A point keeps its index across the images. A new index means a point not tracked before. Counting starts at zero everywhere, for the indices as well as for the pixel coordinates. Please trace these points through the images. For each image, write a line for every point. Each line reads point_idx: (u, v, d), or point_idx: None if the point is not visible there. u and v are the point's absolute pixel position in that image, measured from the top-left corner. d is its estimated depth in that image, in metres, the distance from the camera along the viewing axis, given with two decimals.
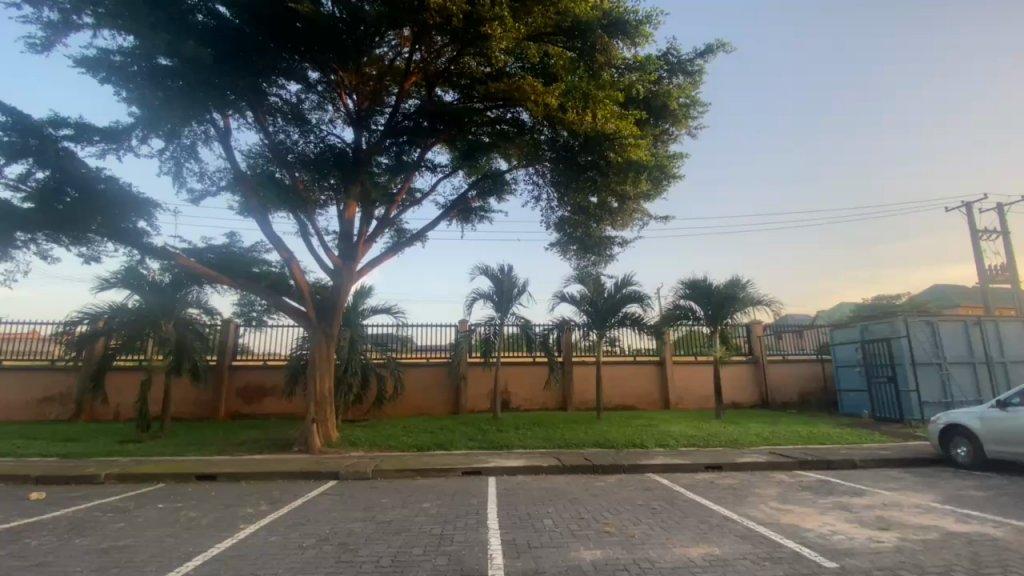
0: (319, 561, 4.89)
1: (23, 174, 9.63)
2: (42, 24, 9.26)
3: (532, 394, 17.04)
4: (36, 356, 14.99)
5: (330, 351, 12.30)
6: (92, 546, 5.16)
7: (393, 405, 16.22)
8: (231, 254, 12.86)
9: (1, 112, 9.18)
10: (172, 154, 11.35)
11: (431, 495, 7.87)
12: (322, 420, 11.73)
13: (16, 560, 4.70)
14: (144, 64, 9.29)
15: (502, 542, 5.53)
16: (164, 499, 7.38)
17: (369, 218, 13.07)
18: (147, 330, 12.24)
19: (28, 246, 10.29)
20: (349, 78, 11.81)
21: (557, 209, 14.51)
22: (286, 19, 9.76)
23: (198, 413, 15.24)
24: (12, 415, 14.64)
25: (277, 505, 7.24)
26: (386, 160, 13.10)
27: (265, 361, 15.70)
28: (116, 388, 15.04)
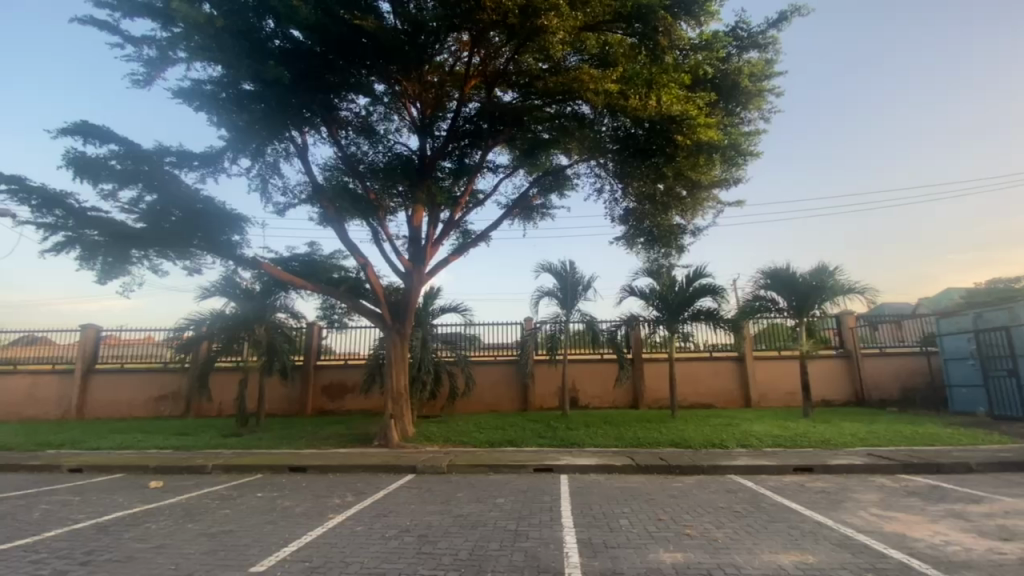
0: (401, 552, 5.10)
1: (135, 198, 10.80)
2: (144, 62, 10.37)
3: (602, 392, 16.78)
4: (151, 359, 16.89)
5: (404, 350, 12.82)
6: (203, 530, 5.73)
7: (464, 403, 16.62)
8: (313, 261, 13.77)
9: (117, 144, 10.39)
10: (259, 172, 12.32)
11: (504, 491, 7.97)
12: (399, 416, 12.24)
13: (141, 542, 5.32)
14: (231, 91, 10.12)
15: (578, 540, 5.49)
16: (262, 489, 8.04)
17: (436, 220, 13.48)
18: (242, 333, 13.40)
19: (142, 262, 11.55)
20: (412, 87, 12.22)
21: (623, 201, 14.14)
22: (352, 38, 10.22)
23: (288, 410, 16.45)
24: (134, 411, 16.60)
25: (361, 496, 7.65)
26: (449, 163, 13.26)
27: (346, 360, 16.70)
28: (218, 387, 16.62)
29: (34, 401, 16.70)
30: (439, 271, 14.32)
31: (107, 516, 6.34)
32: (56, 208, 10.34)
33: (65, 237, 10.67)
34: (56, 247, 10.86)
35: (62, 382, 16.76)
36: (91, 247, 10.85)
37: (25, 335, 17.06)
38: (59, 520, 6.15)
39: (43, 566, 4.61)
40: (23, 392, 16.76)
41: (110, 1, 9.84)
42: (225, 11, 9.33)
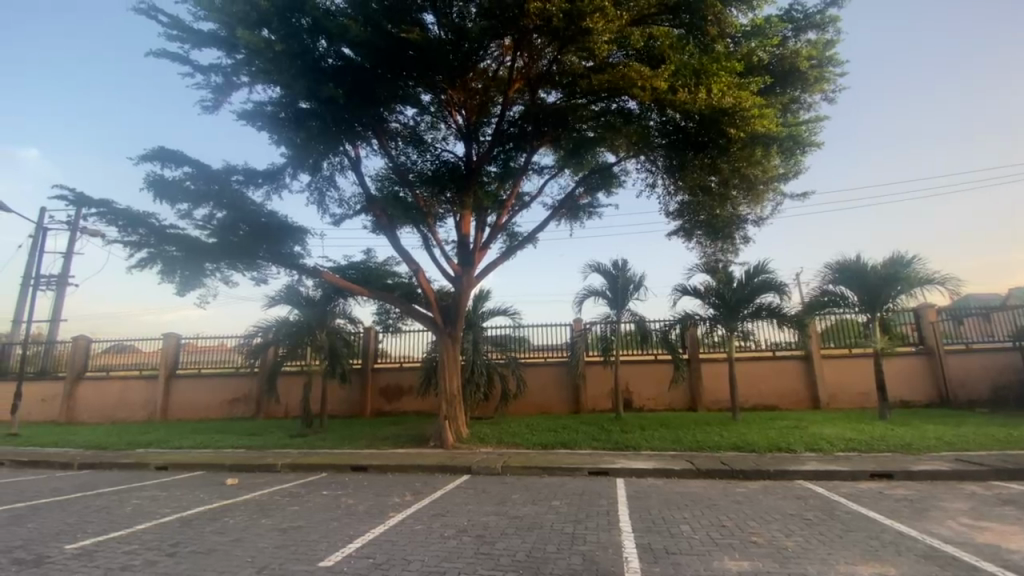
0: (460, 551, 5.20)
1: (208, 216, 11.61)
2: (212, 88, 11.15)
3: (657, 393, 16.36)
4: (224, 365, 18.13)
5: (456, 352, 13.06)
6: (275, 526, 6.08)
7: (516, 405, 16.69)
8: (368, 269, 14.28)
9: (191, 166, 11.25)
10: (316, 186, 12.95)
11: (560, 493, 7.93)
12: (453, 417, 12.44)
13: (221, 535, 5.71)
14: (289, 110, 10.66)
15: (637, 545, 5.38)
16: (327, 487, 8.43)
17: (484, 224, 13.66)
18: (305, 339, 14.09)
19: (215, 274, 12.40)
20: (458, 95, 12.44)
21: (675, 195, 13.76)
22: (399, 52, 10.52)
23: (349, 411, 17.14)
24: (210, 413, 17.84)
25: (419, 496, 7.84)
26: (495, 167, 13.51)
27: (402, 363, 17.22)
28: (285, 389, 17.59)
29: (125, 404, 18.30)
30: (489, 273, 14.52)
31: (190, 511, 6.85)
32: (140, 228, 11.26)
33: (147, 254, 11.57)
34: (141, 263, 11.83)
35: (148, 386, 18.29)
36: (170, 262, 11.74)
37: (116, 344, 18.75)
38: (149, 513, 6.71)
39: (137, 556, 5.04)
40: (116, 397, 18.41)
41: (181, 35, 10.66)
42: (283, 35, 9.87)
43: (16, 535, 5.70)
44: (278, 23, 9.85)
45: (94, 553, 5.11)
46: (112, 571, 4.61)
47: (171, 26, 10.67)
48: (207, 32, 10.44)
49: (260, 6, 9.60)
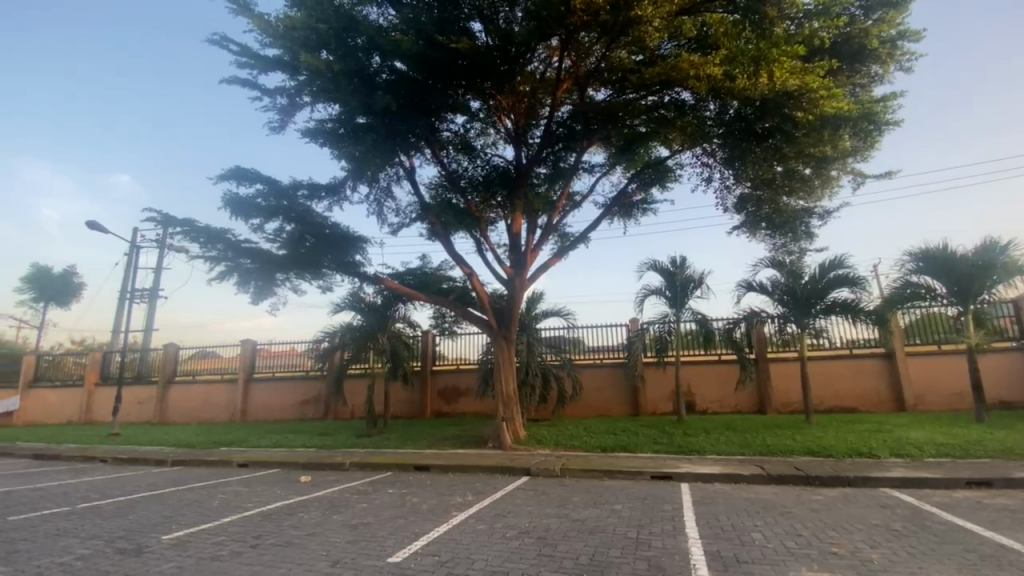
0: (523, 552, 5.24)
1: (278, 229, 12.38)
2: (279, 109, 11.89)
3: (721, 395, 15.72)
4: (295, 368, 19.26)
5: (511, 355, 13.15)
6: (346, 522, 6.38)
7: (573, 407, 16.57)
8: (425, 274, 14.68)
9: (263, 183, 12.05)
10: (375, 196, 13.51)
11: (621, 497, 7.80)
12: (510, 418, 12.56)
13: (297, 529, 6.07)
14: (348, 126, 11.16)
15: (706, 552, 5.20)
16: (392, 486, 8.75)
17: (536, 227, 13.70)
18: (368, 343, 14.69)
19: (285, 283, 13.20)
20: (506, 99, 12.54)
21: (734, 188, 13.17)
22: (450, 62, 10.76)
23: (410, 413, 17.68)
24: (284, 414, 19.00)
25: (480, 496, 7.97)
26: (544, 170, 13.63)
27: (459, 365, 17.56)
28: (351, 391, 18.44)
29: (210, 406, 19.84)
30: (542, 275, 14.54)
31: (269, 506, 7.33)
32: (219, 243, 12.15)
33: (225, 267, 12.43)
34: (220, 275, 12.77)
35: (229, 389, 19.74)
36: (246, 274, 12.58)
37: (200, 351, 20.36)
38: (233, 508, 7.23)
39: (224, 546, 5.45)
40: (202, 399, 19.99)
41: (250, 62, 11.44)
42: (340, 55, 10.36)
43: (122, 525, 6.31)
44: (335, 44, 10.33)
45: (187, 543, 5.58)
46: (203, 560, 5.01)
47: (241, 54, 11.48)
48: (273, 57, 11.14)
49: (318, 29, 10.13)
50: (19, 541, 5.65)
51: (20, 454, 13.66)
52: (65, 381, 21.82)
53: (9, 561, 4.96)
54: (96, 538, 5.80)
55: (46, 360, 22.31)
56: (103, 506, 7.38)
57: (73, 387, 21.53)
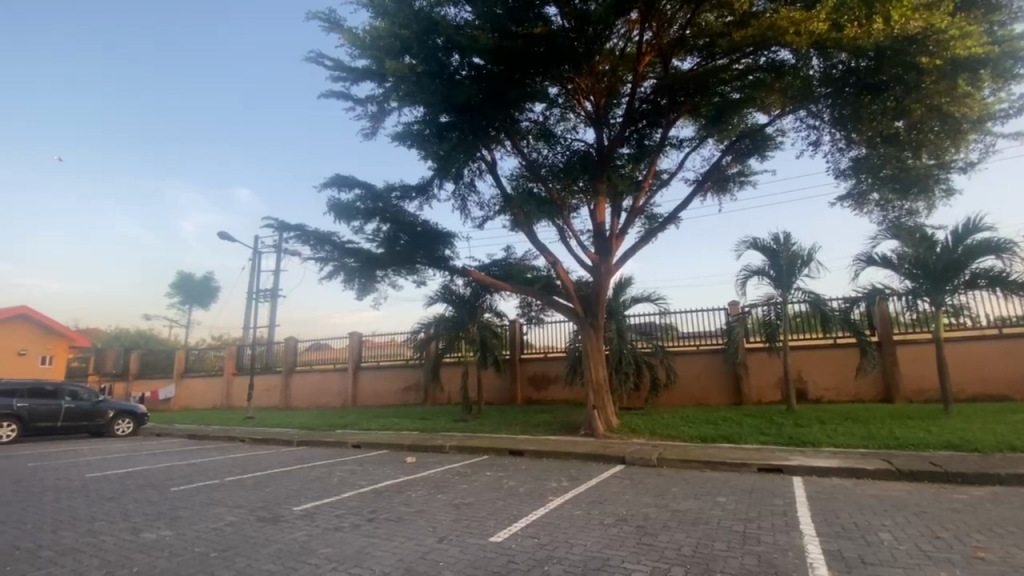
0: (622, 540, 5.21)
1: (375, 230, 13.24)
2: (370, 117, 12.67)
3: (837, 382, 14.33)
4: (396, 357, 20.67)
5: (600, 343, 12.99)
6: (450, 501, 6.76)
7: (668, 395, 16.01)
8: (509, 265, 14.85)
9: (361, 188, 12.95)
10: (459, 192, 13.94)
11: (726, 489, 7.43)
12: (602, 406, 12.47)
13: (406, 507, 6.55)
14: (431, 127, 11.56)
15: (825, 552, 4.81)
16: (490, 469, 9.11)
17: (620, 210, 13.34)
18: (460, 333, 15.28)
19: (384, 279, 14.13)
20: (585, 81, 12.25)
21: (846, 151, 11.82)
22: (527, 50, 10.71)
23: (503, 400, 18.19)
24: (388, 400, 20.47)
25: (575, 482, 8.01)
26: (628, 149, 13.38)
27: (547, 353, 17.70)
28: (447, 378, 19.40)
29: (325, 393, 21.93)
30: (629, 259, 14.14)
31: (380, 484, 7.98)
32: (326, 245, 13.24)
33: (332, 267, 13.55)
34: (329, 274, 13.94)
35: (340, 378, 21.65)
36: (349, 272, 13.61)
37: (315, 343, 22.52)
38: (349, 484, 7.97)
39: (345, 519, 6.04)
40: (318, 386, 22.16)
41: (343, 75, 12.28)
42: (422, 57, 10.70)
43: (260, 497, 7.24)
44: (416, 47, 10.66)
45: (314, 515, 6.25)
46: (327, 531, 5.59)
47: (335, 68, 12.36)
48: (363, 68, 11.84)
49: (401, 35, 10.60)
50: (184, 507, 6.70)
51: (180, 434, 16.10)
52: (210, 372, 25.28)
53: (177, 525, 5.90)
54: (241, 507, 6.70)
55: (194, 354, 26.00)
56: (245, 480, 8.50)
57: (216, 377, 24.90)
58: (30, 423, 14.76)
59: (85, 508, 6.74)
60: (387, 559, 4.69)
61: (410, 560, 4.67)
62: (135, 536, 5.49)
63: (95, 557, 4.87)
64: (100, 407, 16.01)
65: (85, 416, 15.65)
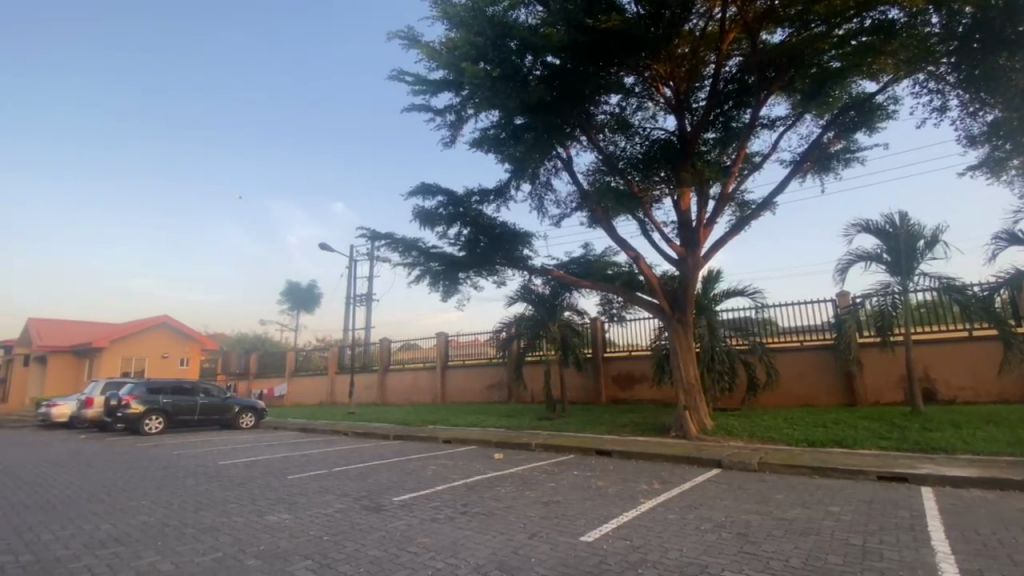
0: (721, 547, 4.94)
1: (457, 234, 13.70)
2: (449, 125, 13.15)
3: (975, 380, 12.48)
4: (481, 356, 21.25)
5: (690, 340, 12.42)
6: (539, 499, 6.83)
7: (768, 395, 14.92)
8: (589, 262, 14.66)
9: (443, 194, 13.47)
10: (536, 191, 14.00)
11: (839, 498, 6.77)
12: (694, 407, 11.91)
13: (496, 502, 6.71)
14: (507, 129, 11.71)
15: (965, 572, 4.23)
16: (577, 468, 9.08)
17: (707, 199, 12.69)
18: (541, 331, 15.35)
19: (467, 281, 14.57)
20: (664, 68, 11.67)
21: (977, 116, 10.26)
22: (601, 42, 10.51)
23: (587, 398, 18.00)
24: (475, 397, 21.09)
25: (667, 485, 7.73)
26: (714, 133, 12.68)
27: (631, 352, 17.26)
28: (531, 377, 19.58)
29: (417, 390, 23.10)
30: (718, 251, 13.41)
31: (471, 479, 8.26)
32: (413, 251, 13.91)
33: (418, 271, 14.21)
34: (416, 278, 14.65)
35: (430, 376, 22.69)
36: (435, 276, 14.22)
37: (406, 343, 23.81)
38: (442, 478, 8.35)
39: (440, 511, 6.33)
40: (410, 384, 23.40)
41: (423, 88, 12.85)
42: (497, 61, 10.89)
43: (364, 486, 7.81)
44: (492, 53, 10.89)
45: (412, 505, 6.62)
46: (425, 521, 5.90)
47: (416, 82, 12.96)
48: (441, 79, 12.30)
49: (477, 43, 10.79)
50: (299, 494, 7.40)
51: (293, 428, 17.79)
52: (317, 371, 27.70)
53: (294, 510, 6.54)
54: (348, 495, 7.28)
55: (303, 354, 28.63)
56: (350, 471, 9.21)
57: (322, 375, 27.20)
58: (174, 417, 17.12)
59: (220, 491, 7.69)
60: (481, 552, 4.84)
61: (502, 554, 4.79)
62: (261, 518, 6.17)
63: (229, 535, 5.54)
64: (228, 402, 18.16)
65: (217, 411, 17.83)
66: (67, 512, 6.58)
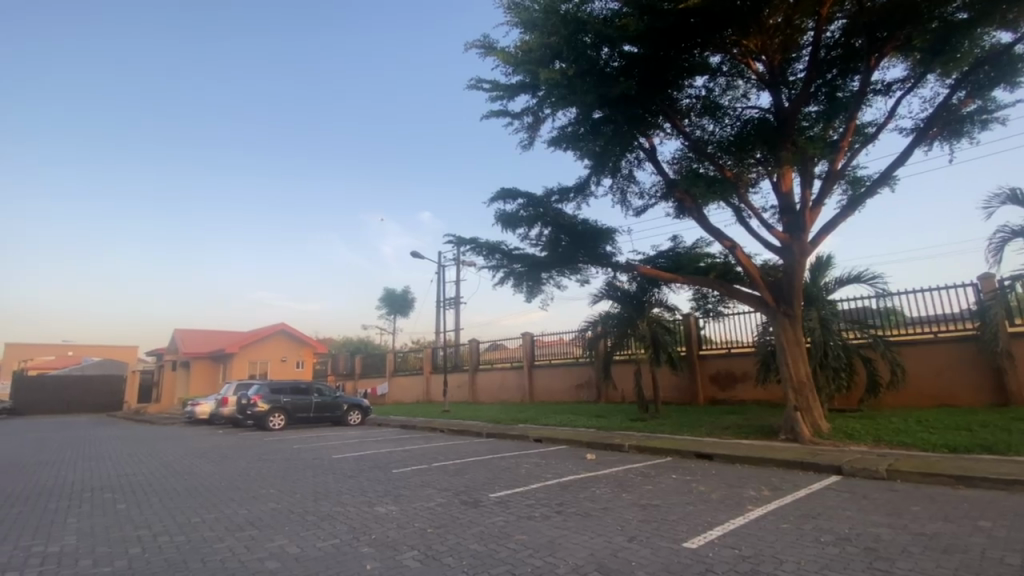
0: (845, 562, 4.47)
1: (538, 235, 13.76)
2: (527, 127, 13.24)
3: None
4: (567, 356, 21.15)
5: (798, 334, 11.43)
6: (636, 502, 6.63)
7: (895, 395, 13.28)
8: (679, 254, 14.05)
9: (524, 196, 13.57)
10: (619, 184, 13.70)
11: (993, 513, 5.83)
12: (805, 408, 10.95)
13: (592, 503, 6.62)
14: (586, 125, 11.50)
15: None
16: (675, 471, 8.70)
17: (811, 178, 11.74)
18: (629, 330, 14.89)
19: (550, 281, 14.56)
20: (754, 42, 11.05)
21: None
22: (681, 23, 10.11)
23: (682, 399, 17.22)
24: (562, 397, 21.04)
25: (778, 492, 7.16)
26: (817, 106, 11.95)
27: (730, 349, 16.27)
28: (620, 376, 19.14)
29: (505, 390, 23.54)
30: (828, 236, 12.20)
31: (565, 478, 8.23)
32: (496, 254, 14.14)
33: (502, 274, 14.42)
34: (501, 280, 14.88)
35: (518, 375, 23.01)
36: (519, 277, 14.35)
37: (493, 343, 24.37)
38: (536, 476, 8.40)
39: (536, 509, 6.37)
40: (499, 383, 23.89)
41: (500, 93, 13.08)
42: (572, 59, 10.73)
43: (462, 482, 8.08)
44: (567, 50, 10.70)
45: (508, 503, 6.74)
46: (521, 519, 5.97)
47: (494, 89, 13.21)
48: (518, 83, 12.43)
49: (552, 42, 10.75)
50: (403, 487, 7.85)
51: (394, 425, 18.94)
52: (413, 371, 29.31)
53: (399, 502, 6.93)
54: (447, 490, 7.58)
55: (400, 356, 30.45)
56: (447, 467, 9.59)
57: (417, 375, 28.70)
58: (293, 414, 18.94)
59: (334, 483, 8.36)
60: (579, 553, 4.79)
61: (601, 556, 4.71)
62: (370, 508, 6.62)
63: (344, 523, 6.00)
64: (337, 400, 19.75)
65: (328, 408, 19.47)
66: (211, 498, 7.52)
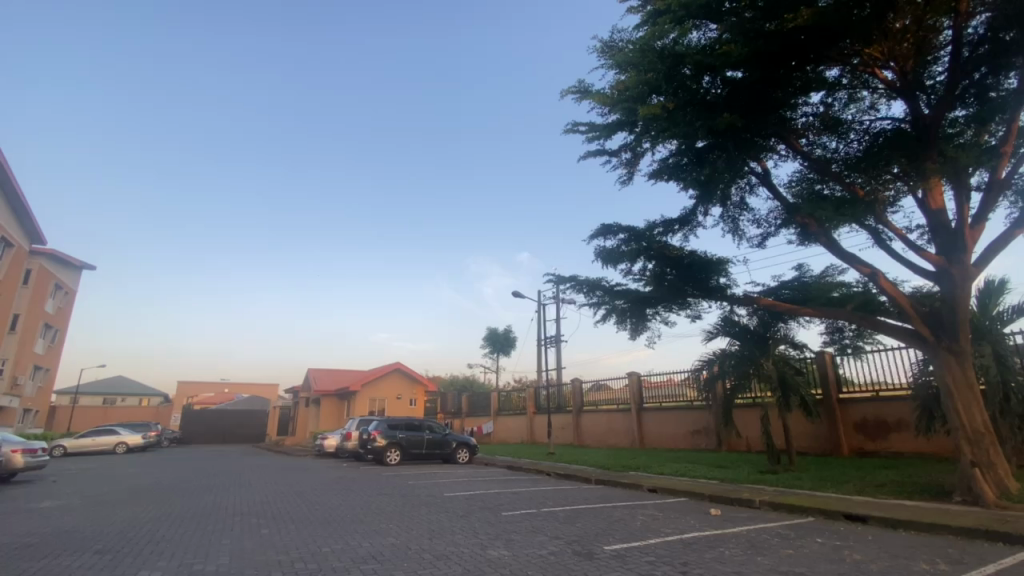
0: None
1: (641, 270, 13.33)
2: (626, 162, 13.13)
3: None
4: (679, 398, 19.87)
5: (967, 374, 9.63)
6: (776, 567, 5.83)
7: None
8: (805, 285, 12.76)
9: (626, 231, 13.28)
10: (729, 214, 12.96)
11: None
12: (987, 464, 9.04)
13: (723, 565, 5.94)
14: (689, 155, 11.13)
15: None
16: (821, 534, 7.57)
17: (967, 191, 10.20)
18: (751, 370, 13.53)
19: (656, 316, 13.94)
20: (878, 49, 10.06)
21: None
22: (791, 41, 9.55)
23: (820, 449, 15.17)
24: (676, 443, 19.64)
25: (958, 567, 5.86)
26: (964, 110, 10.55)
27: (877, 392, 14.10)
28: (741, 422, 17.47)
29: (612, 433, 22.56)
30: (997, 256, 10.33)
31: (687, 534, 7.53)
32: (597, 291, 13.84)
33: (604, 311, 14.02)
34: (602, 317, 14.49)
35: (625, 417, 21.98)
36: (622, 314, 13.86)
37: (597, 384, 23.72)
38: (654, 530, 7.79)
39: (658, 567, 5.87)
40: (606, 426, 22.97)
41: (597, 133, 13.21)
42: (672, 92, 10.57)
43: (574, 531, 7.74)
44: (666, 84, 10.58)
45: (625, 557, 6.30)
46: None
47: (591, 130, 13.41)
48: (615, 121, 12.48)
49: (649, 78, 10.68)
50: (514, 531, 7.72)
51: (500, 465, 18.97)
52: (517, 411, 29.37)
53: (511, 547, 6.80)
54: (559, 538, 7.30)
55: (504, 394, 30.73)
56: (557, 513, 9.27)
57: (522, 415, 28.71)
58: (407, 450, 19.80)
59: (448, 522, 8.49)
60: None
61: None
62: (483, 551, 6.58)
63: (459, 564, 6.00)
64: (446, 438, 20.38)
65: (439, 446, 20.12)
66: (338, 530, 8.01)
